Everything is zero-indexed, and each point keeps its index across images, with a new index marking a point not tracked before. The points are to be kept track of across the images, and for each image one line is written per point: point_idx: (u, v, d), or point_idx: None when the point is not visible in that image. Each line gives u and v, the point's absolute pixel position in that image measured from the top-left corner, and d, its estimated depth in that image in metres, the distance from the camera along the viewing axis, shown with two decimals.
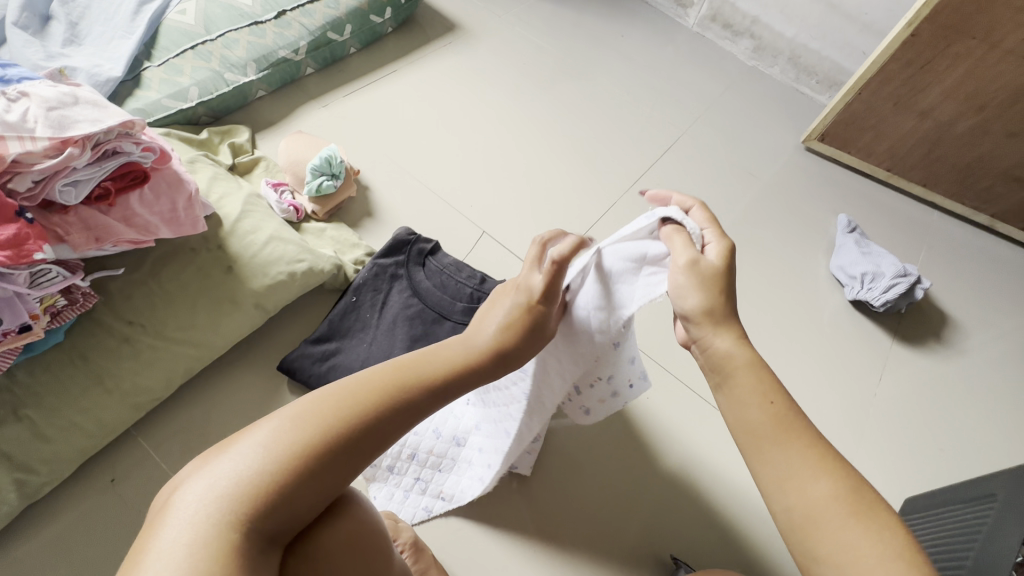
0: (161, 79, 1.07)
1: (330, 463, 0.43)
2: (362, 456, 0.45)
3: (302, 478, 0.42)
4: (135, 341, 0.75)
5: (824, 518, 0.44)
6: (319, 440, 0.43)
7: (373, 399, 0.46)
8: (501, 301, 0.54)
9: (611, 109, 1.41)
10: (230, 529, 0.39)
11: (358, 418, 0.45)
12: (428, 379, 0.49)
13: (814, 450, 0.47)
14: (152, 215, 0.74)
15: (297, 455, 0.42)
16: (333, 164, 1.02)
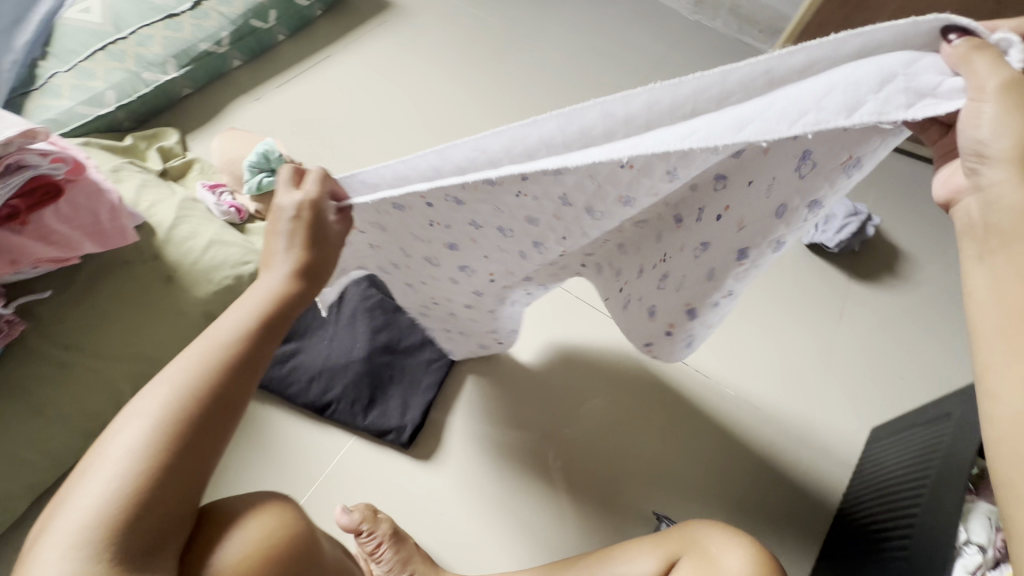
0: (72, 85, 0.99)
1: (186, 453, 0.39)
2: (219, 430, 0.41)
3: (167, 479, 0.38)
4: (74, 366, 0.71)
5: None
6: (161, 439, 0.39)
7: (201, 371, 0.42)
8: (273, 227, 0.49)
9: (559, 75, 1.38)
10: (118, 538, 0.36)
11: (191, 397, 0.40)
12: (249, 329, 0.45)
13: None
14: (73, 230, 0.69)
15: (147, 463, 0.38)
16: (271, 159, 0.95)
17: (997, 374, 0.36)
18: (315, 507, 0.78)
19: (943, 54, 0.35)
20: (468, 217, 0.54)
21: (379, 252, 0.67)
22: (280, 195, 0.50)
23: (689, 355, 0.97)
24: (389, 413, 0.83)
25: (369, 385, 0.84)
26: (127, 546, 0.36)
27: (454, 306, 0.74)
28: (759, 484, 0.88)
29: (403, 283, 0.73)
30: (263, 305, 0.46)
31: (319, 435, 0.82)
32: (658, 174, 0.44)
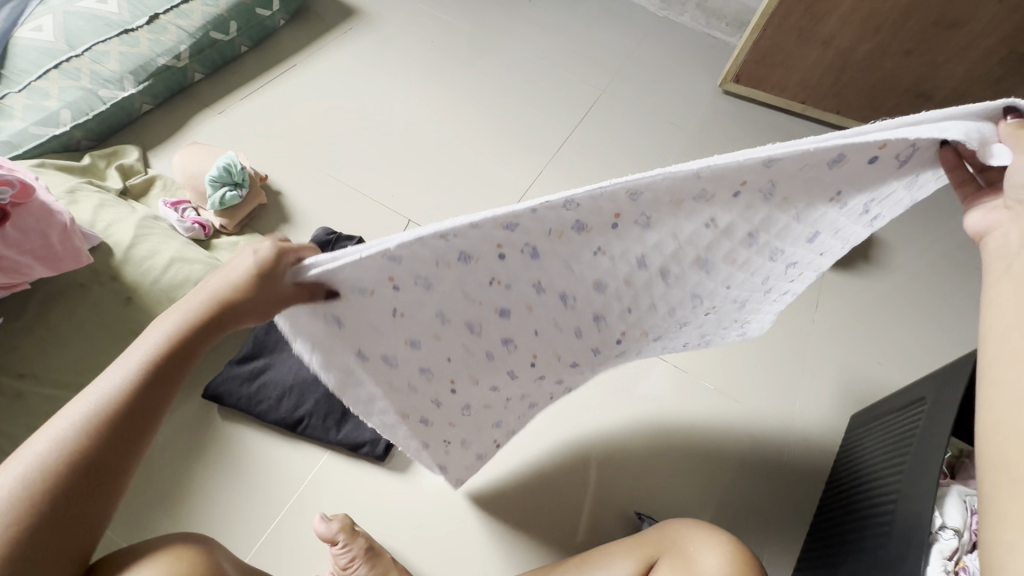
0: (25, 106, 0.97)
1: (53, 526, 0.39)
2: (95, 498, 0.40)
3: (28, 556, 0.38)
4: (28, 395, 0.68)
5: None
6: (17, 515, 0.38)
7: (66, 441, 0.40)
8: (225, 270, 0.46)
9: (528, 76, 1.38)
10: None
11: (56, 469, 0.39)
12: (132, 388, 0.42)
13: None
14: (22, 254, 0.67)
15: (35, 512, 0.38)
16: (233, 172, 0.96)
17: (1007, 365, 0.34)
18: (289, 525, 0.76)
19: (995, 129, 0.35)
20: (535, 277, 0.47)
21: (380, 340, 0.52)
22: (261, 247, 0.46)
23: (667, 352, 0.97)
24: (362, 426, 0.81)
25: (342, 399, 0.82)
26: None
27: (475, 396, 0.62)
28: (739, 482, 0.87)
29: (413, 377, 0.57)
30: (150, 358, 0.43)
31: (291, 453, 0.80)
32: (738, 235, 0.45)
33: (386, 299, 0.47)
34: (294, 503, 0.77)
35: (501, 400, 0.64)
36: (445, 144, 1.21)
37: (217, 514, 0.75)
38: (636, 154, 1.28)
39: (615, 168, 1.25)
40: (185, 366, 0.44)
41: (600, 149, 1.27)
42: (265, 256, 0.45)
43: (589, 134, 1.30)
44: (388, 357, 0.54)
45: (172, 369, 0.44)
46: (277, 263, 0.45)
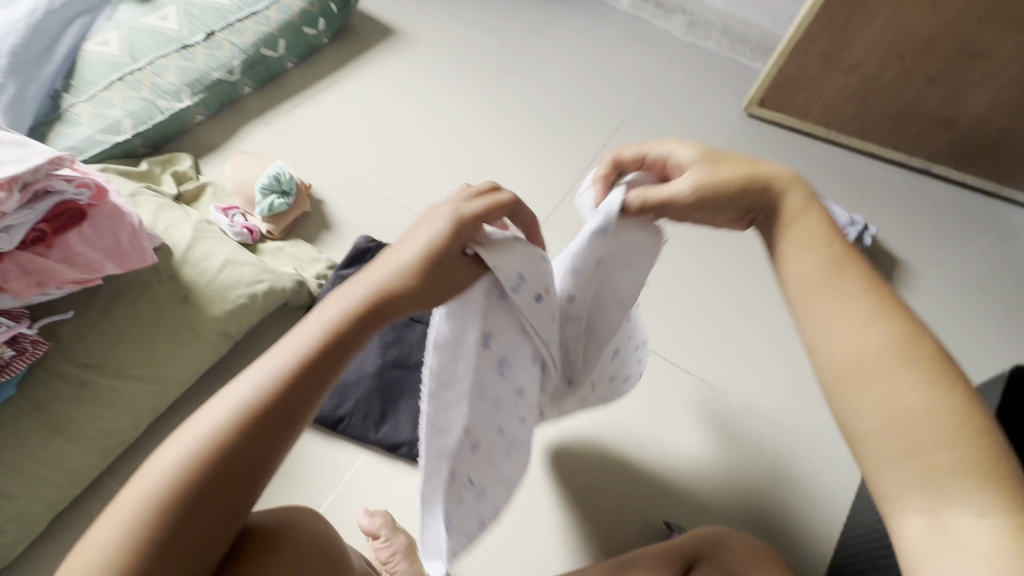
0: (90, 114, 1.03)
1: (191, 509, 0.38)
2: (236, 491, 0.39)
3: (170, 540, 0.37)
4: (93, 384, 0.72)
5: (873, 368, 0.46)
6: (169, 497, 0.38)
7: (224, 424, 0.40)
8: (411, 239, 0.48)
9: (558, 96, 1.43)
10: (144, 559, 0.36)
11: (210, 453, 0.39)
12: (289, 375, 0.42)
13: (870, 303, 0.49)
14: (96, 252, 0.71)
15: (186, 485, 0.38)
16: (282, 181, 1.00)
17: (818, 327, 0.50)
18: (328, 519, 0.79)
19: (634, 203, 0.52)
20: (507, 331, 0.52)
21: (515, 350, 0.53)
22: (454, 211, 0.48)
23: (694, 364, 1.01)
24: (401, 427, 0.84)
25: (381, 400, 0.85)
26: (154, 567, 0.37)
27: (512, 442, 0.59)
28: (776, 499, 0.86)
29: (505, 398, 0.55)
30: (310, 345, 0.43)
31: (332, 450, 0.83)
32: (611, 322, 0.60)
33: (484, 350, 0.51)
34: (336, 499, 0.80)
35: (519, 454, 0.60)
36: (478, 159, 1.26)
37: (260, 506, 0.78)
38: None
39: None
40: (340, 361, 0.44)
41: None
42: (446, 229, 0.47)
43: None
44: (503, 367, 0.53)
45: (327, 358, 0.43)
46: (455, 241, 0.47)
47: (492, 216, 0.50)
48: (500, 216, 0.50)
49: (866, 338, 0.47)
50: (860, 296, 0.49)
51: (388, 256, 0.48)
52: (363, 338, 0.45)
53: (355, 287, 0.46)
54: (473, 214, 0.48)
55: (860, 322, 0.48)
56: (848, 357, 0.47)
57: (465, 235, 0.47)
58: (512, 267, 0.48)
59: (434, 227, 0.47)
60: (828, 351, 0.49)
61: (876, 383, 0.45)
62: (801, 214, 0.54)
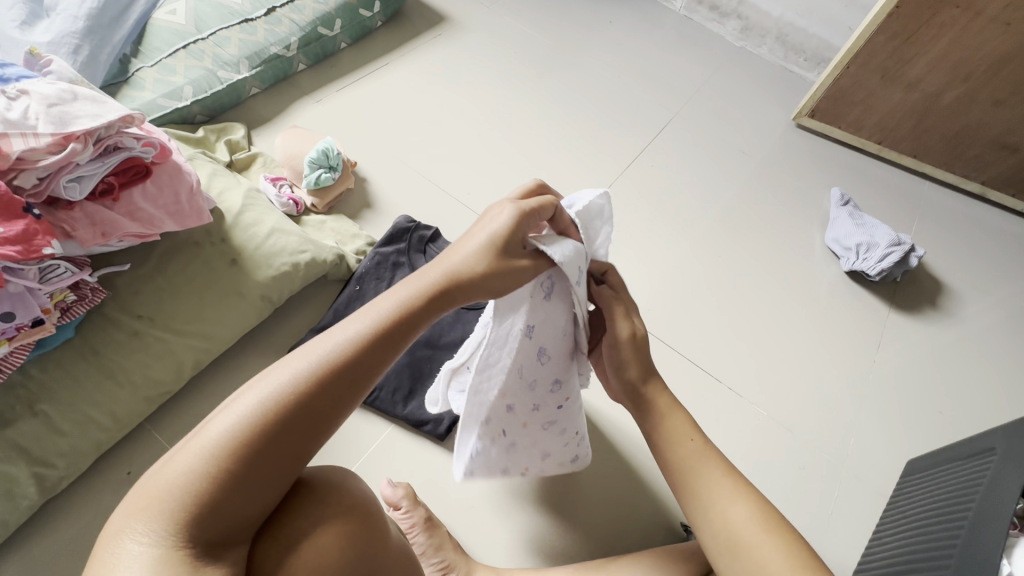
0: (155, 79, 1.07)
1: (265, 446, 0.39)
2: (308, 437, 0.41)
3: (242, 475, 0.38)
4: (144, 334, 0.76)
5: (743, 537, 0.54)
6: (248, 432, 0.39)
7: (305, 371, 0.42)
8: (478, 226, 0.53)
9: (604, 93, 1.42)
10: (211, 488, 0.37)
11: (289, 397, 0.40)
12: (365, 338, 0.45)
13: (728, 480, 0.58)
14: (157, 209, 0.75)
15: (265, 423, 0.39)
16: (330, 156, 1.03)
17: (698, 501, 0.58)
18: None
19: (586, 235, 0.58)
20: (542, 331, 0.55)
21: (551, 342, 0.56)
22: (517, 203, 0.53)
23: (721, 372, 1.01)
24: (427, 404, 0.85)
25: (410, 376, 0.87)
26: (219, 498, 0.37)
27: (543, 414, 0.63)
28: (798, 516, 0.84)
29: (541, 381, 0.59)
30: (386, 314, 0.46)
31: (359, 422, 0.85)
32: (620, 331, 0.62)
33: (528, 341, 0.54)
34: (361, 469, 0.81)
35: (555, 429, 0.65)
36: (521, 149, 1.26)
37: None
38: (705, 179, 1.30)
39: (683, 189, 1.27)
40: (410, 332, 0.47)
41: (668, 169, 1.30)
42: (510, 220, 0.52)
43: (660, 154, 1.32)
44: (541, 355, 0.56)
45: (401, 328, 0.46)
46: (518, 229, 0.52)
47: (544, 212, 0.54)
48: (550, 211, 0.55)
49: (732, 514, 0.56)
50: (721, 478, 0.58)
51: (454, 247, 0.52)
52: (429, 316, 0.48)
53: (427, 271, 0.50)
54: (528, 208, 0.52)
55: (729, 494, 0.57)
56: (727, 529, 0.56)
57: (525, 226, 0.52)
58: (569, 244, 0.54)
59: (498, 218, 0.52)
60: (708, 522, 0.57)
61: (749, 549, 0.54)
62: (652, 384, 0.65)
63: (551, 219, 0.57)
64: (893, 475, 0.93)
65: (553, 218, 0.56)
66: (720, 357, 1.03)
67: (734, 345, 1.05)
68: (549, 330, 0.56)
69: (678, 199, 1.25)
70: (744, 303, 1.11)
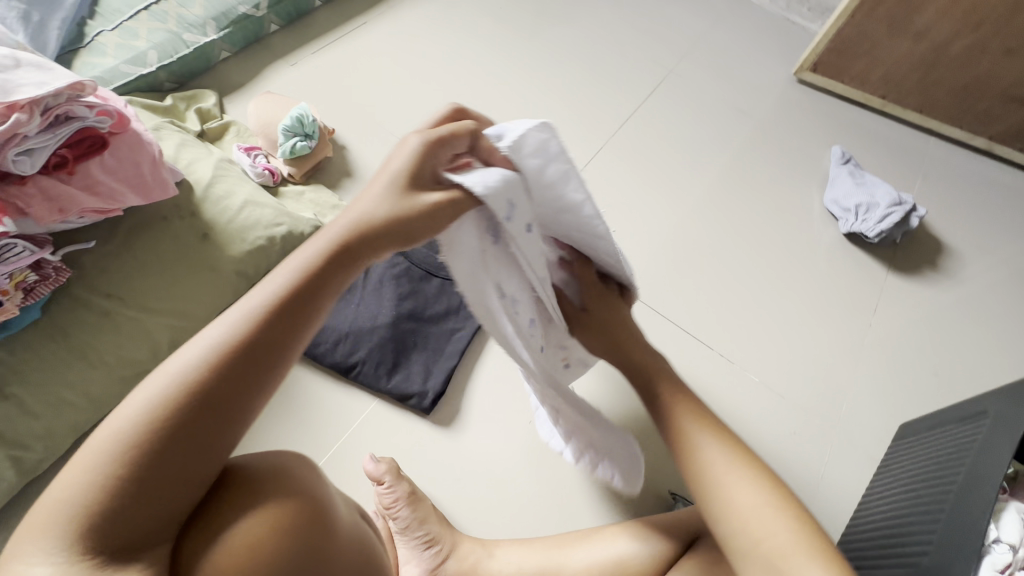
0: (116, 44, 1.02)
1: (166, 447, 0.34)
2: (220, 426, 0.36)
3: (141, 483, 0.33)
4: (115, 314, 0.73)
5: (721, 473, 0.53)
6: (144, 432, 0.34)
7: (197, 358, 0.37)
8: (379, 172, 0.45)
9: (595, 50, 1.35)
10: (107, 507, 0.32)
11: (184, 387, 0.35)
12: (264, 310, 0.39)
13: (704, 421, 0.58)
14: (116, 182, 0.71)
15: (157, 422, 0.34)
16: (305, 124, 0.98)
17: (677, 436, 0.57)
18: (336, 462, 0.79)
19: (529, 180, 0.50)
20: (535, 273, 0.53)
21: (521, 284, 0.53)
22: (419, 137, 0.45)
23: (714, 339, 0.99)
24: (412, 378, 0.84)
25: (393, 350, 0.85)
26: (118, 512, 0.32)
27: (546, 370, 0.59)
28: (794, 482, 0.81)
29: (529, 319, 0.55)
30: (287, 280, 0.40)
31: (343, 397, 0.83)
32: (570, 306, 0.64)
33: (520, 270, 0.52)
34: (346, 443, 0.81)
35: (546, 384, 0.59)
36: (508, 111, 1.20)
37: (271, 445, 0.79)
38: (700, 139, 1.24)
39: (678, 150, 1.22)
40: (321, 295, 0.41)
41: (662, 129, 1.24)
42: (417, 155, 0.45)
43: (654, 114, 1.27)
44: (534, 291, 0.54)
45: (304, 294, 0.40)
46: (424, 165, 0.45)
47: (459, 140, 0.46)
48: (467, 138, 0.47)
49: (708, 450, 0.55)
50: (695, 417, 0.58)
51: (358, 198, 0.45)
52: (341, 276, 0.42)
53: (331, 226, 0.44)
54: (433, 138, 0.45)
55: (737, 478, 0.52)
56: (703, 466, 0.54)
57: (431, 164, 0.45)
58: (499, 176, 0.45)
59: (401, 156, 0.45)
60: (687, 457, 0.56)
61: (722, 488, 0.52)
62: (683, 411, 0.59)
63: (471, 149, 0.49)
64: (885, 439, 0.93)
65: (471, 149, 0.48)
66: (712, 324, 1.01)
67: (728, 311, 1.03)
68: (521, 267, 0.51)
69: (672, 161, 1.20)
70: (738, 268, 1.08)
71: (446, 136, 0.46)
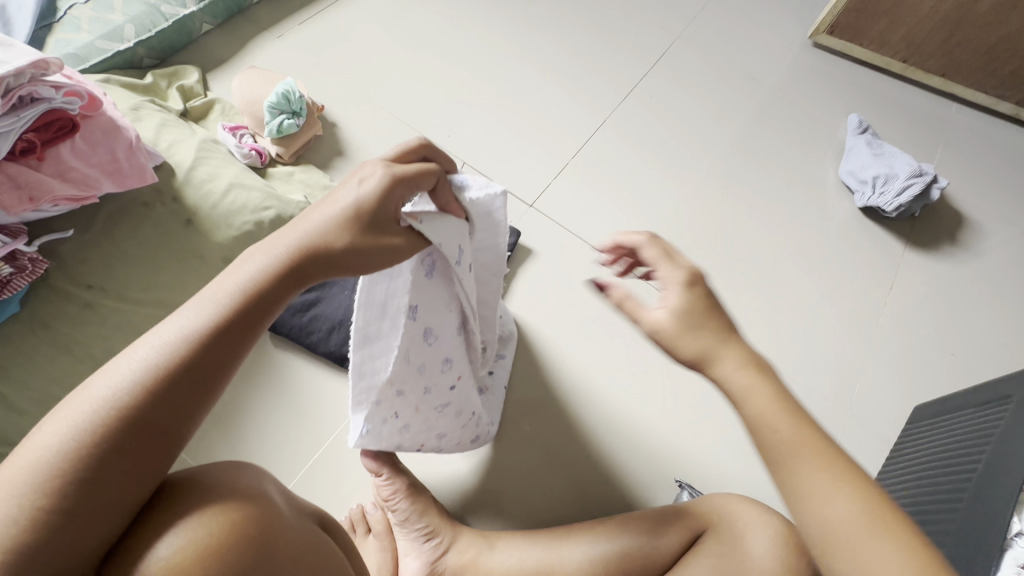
0: (90, 18, 0.96)
1: (98, 472, 0.35)
2: (150, 455, 0.37)
3: (70, 510, 0.34)
4: (98, 306, 0.71)
5: (849, 540, 0.40)
6: (73, 455, 0.34)
7: (129, 384, 0.37)
8: (335, 195, 0.44)
9: (598, 14, 1.28)
10: (33, 528, 0.33)
11: (112, 413, 0.36)
12: (199, 337, 0.39)
13: (840, 469, 0.42)
14: (91, 167, 0.68)
15: (91, 447, 0.35)
16: (292, 100, 0.93)
17: (797, 480, 0.42)
18: (333, 453, 0.78)
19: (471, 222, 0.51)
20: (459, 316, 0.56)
21: (441, 320, 0.53)
22: (386, 168, 0.44)
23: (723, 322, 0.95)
24: None
25: None
26: (44, 532, 0.33)
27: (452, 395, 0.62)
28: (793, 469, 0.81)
29: (446, 354, 0.57)
30: (228, 303, 0.40)
31: (339, 386, 0.81)
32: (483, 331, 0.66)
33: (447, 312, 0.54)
34: (343, 433, 0.79)
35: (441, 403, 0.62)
36: (505, 82, 1.14)
37: (267, 437, 0.77)
38: (709, 108, 1.18)
39: (685, 121, 1.16)
40: (257, 324, 0.41)
41: (668, 98, 1.18)
42: (378, 190, 0.43)
43: (660, 83, 1.20)
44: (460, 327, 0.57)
45: (241, 324, 0.41)
46: (389, 202, 0.44)
47: (425, 181, 0.46)
48: (432, 181, 0.46)
49: (835, 509, 0.41)
50: (824, 465, 0.42)
51: (307, 212, 0.44)
52: (282, 303, 0.42)
53: (276, 245, 0.43)
54: (401, 176, 0.44)
55: (876, 551, 0.39)
56: (828, 525, 0.41)
57: (394, 202, 0.44)
58: (449, 240, 0.48)
59: (365, 187, 0.43)
60: (804, 511, 0.42)
61: (852, 559, 0.40)
62: (802, 450, 0.42)
63: (434, 190, 0.48)
64: (899, 422, 0.89)
65: (435, 189, 0.48)
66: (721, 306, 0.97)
67: (736, 291, 0.98)
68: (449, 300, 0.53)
69: (679, 133, 1.14)
70: (748, 245, 1.03)
71: (415, 173, 0.45)
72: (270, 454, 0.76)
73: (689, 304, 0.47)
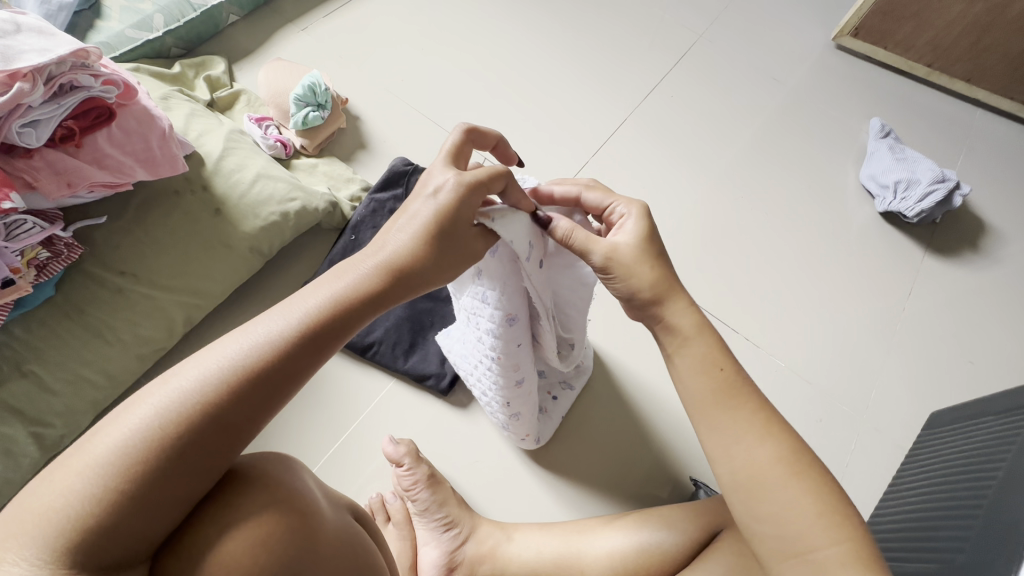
0: (121, 7, 0.97)
1: (175, 458, 0.36)
2: (224, 447, 0.38)
3: (144, 495, 0.35)
4: (128, 292, 0.72)
5: (768, 478, 0.46)
6: (154, 439, 0.36)
7: (214, 375, 0.39)
8: (411, 205, 0.49)
9: (620, 12, 1.27)
10: (107, 504, 0.34)
11: (194, 404, 0.38)
12: (284, 342, 0.42)
13: (758, 416, 0.49)
14: (125, 155, 0.69)
15: (172, 433, 0.37)
16: (317, 93, 0.94)
17: (716, 432, 0.49)
18: (354, 443, 0.79)
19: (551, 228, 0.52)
20: (515, 303, 0.54)
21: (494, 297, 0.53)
22: (456, 177, 0.48)
23: (739, 324, 0.96)
24: (429, 359, 0.82)
25: (410, 330, 0.84)
26: (117, 510, 0.34)
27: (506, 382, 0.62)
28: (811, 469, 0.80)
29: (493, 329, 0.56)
30: (312, 312, 0.43)
31: (360, 377, 0.82)
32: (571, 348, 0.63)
33: (505, 290, 0.53)
34: (364, 423, 0.80)
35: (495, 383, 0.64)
36: (528, 79, 1.14)
37: (288, 425, 0.78)
38: (729, 109, 1.18)
39: (706, 121, 1.16)
40: (338, 335, 0.44)
41: (689, 98, 1.18)
42: (454, 198, 0.48)
43: (681, 82, 1.20)
44: (513, 322, 0.55)
45: (321, 330, 0.43)
46: (460, 212, 0.48)
47: (493, 184, 0.49)
48: (503, 183, 0.50)
49: (757, 453, 0.47)
50: (747, 414, 0.49)
51: (388, 232, 0.49)
52: (362, 318, 0.46)
53: (363, 263, 0.47)
54: (473, 183, 0.48)
55: (787, 487, 0.46)
56: (749, 467, 0.47)
57: (466, 214, 0.48)
58: (521, 235, 0.49)
59: (440, 199, 0.48)
60: (730, 459, 0.48)
61: (766, 496, 0.46)
62: (732, 396, 0.50)
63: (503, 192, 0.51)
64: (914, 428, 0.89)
65: (504, 192, 0.51)
66: (737, 308, 0.97)
67: (752, 293, 0.99)
68: (504, 285, 0.53)
69: (699, 133, 1.14)
70: (766, 248, 1.03)
71: (484, 176, 0.49)
72: (291, 441, 0.77)
73: (647, 230, 0.53)
